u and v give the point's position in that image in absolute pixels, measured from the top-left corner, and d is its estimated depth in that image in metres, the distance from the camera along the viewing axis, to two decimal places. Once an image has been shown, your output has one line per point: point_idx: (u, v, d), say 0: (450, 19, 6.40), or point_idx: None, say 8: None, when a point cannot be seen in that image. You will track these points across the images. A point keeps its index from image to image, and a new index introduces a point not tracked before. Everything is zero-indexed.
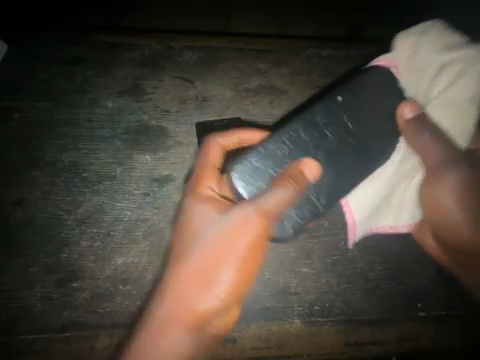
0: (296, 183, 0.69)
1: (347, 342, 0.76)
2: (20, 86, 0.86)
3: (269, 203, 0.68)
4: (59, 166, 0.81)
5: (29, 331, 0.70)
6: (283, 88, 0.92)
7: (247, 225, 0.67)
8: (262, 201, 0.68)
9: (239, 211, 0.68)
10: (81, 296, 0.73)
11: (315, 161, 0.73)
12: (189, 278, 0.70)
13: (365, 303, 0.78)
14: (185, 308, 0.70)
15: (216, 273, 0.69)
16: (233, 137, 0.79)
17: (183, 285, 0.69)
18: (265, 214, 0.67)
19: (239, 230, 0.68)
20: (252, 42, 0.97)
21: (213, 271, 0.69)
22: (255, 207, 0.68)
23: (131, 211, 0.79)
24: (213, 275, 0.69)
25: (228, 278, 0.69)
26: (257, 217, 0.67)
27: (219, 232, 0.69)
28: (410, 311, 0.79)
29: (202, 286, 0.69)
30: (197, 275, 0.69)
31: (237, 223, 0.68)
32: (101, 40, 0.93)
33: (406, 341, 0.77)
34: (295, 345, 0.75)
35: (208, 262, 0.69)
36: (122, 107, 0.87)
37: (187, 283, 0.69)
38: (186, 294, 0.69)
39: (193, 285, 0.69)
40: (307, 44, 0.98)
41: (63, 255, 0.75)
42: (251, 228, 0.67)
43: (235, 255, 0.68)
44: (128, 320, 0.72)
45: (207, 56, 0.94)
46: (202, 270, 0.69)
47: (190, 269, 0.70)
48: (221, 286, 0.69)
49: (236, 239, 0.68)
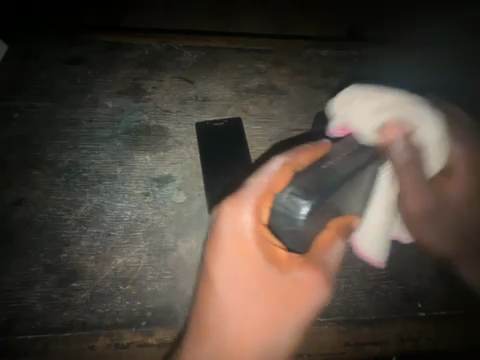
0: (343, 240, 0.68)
1: (347, 342, 0.76)
2: (20, 86, 0.86)
3: (328, 258, 0.65)
4: (59, 166, 0.81)
5: (29, 331, 0.70)
6: (282, 88, 0.93)
7: (312, 287, 0.60)
8: (325, 257, 0.64)
9: (307, 270, 0.60)
10: (81, 296, 0.73)
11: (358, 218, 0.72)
12: (238, 336, 0.58)
13: (365, 303, 0.79)
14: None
15: (269, 336, 0.59)
16: (306, 154, 0.63)
17: (233, 340, 0.58)
18: (326, 273, 0.62)
19: (302, 289, 0.60)
20: (251, 42, 0.97)
21: (267, 334, 0.59)
22: (316, 260, 0.62)
23: (131, 211, 0.79)
24: (266, 336, 0.59)
25: (283, 339, 0.60)
26: (317, 277, 0.60)
27: (282, 287, 0.59)
28: (410, 311, 0.79)
29: (249, 348, 0.59)
30: (247, 335, 0.58)
31: (303, 283, 0.59)
32: (100, 41, 0.93)
33: (406, 341, 0.77)
34: (294, 345, 0.74)
35: (260, 325, 0.58)
36: (122, 106, 0.87)
37: (235, 341, 0.58)
38: (233, 347, 0.58)
39: (239, 345, 0.58)
40: (308, 44, 0.98)
41: (63, 255, 0.75)
42: (312, 288, 0.60)
43: (292, 318, 0.60)
44: (128, 320, 0.72)
45: (207, 57, 0.94)
46: (255, 330, 0.58)
47: (244, 320, 0.58)
48: (274, 348, 0.60)
49: (297, 300, 0.60)
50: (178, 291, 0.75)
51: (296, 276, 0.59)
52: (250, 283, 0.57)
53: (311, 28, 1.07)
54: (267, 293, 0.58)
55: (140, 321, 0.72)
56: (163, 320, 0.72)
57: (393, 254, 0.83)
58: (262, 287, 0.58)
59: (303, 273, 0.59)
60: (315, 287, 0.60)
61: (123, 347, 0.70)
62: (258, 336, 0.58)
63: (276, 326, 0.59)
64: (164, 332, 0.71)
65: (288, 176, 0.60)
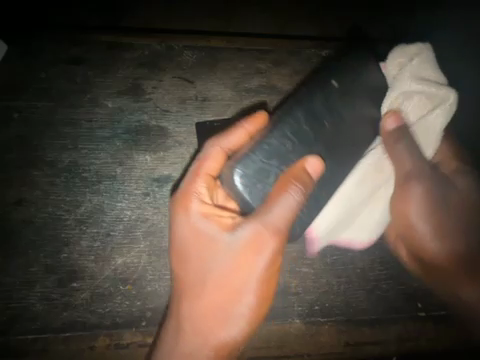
0: (299, 190, 0.60)
1: (347, 342, 0.77)
2: (20, 86, 0.86)
3: (277, 217, 0.60)
4: (59, 166, 0.81)
5: (29, 331, 0.70)
6: (282, 88, 0.93)
7: (263, 242, 0.61)
8: (269, 215, 0.60)
9: (251, 227, 0.61)
10: (81, 296, 0.73)
11: (317, 158, 0.63)
12: (207, 298, 0.65)
13: (365, 303, 0.79)
14: (207, 321, 0.66)
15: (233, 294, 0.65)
16: (240, 135, 0.72)
17: (199, 304, 0.66)
18: (277, 230, 0.60)
19: (248, 246, 0.62)
20: (252, 42, 0.97)
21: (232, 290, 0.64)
22: (266, 217, 0.60)
23: (131, 211, 0.79)
24: (231, 296, 0.64)
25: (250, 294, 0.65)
26: (263, 230, 0.60)
27: (232, 249, 0.63)
28: (410, 311, 0.79)
29: (222, 305, 0.65)
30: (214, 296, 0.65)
31: (246, 239, 0.62)
32: (100, 41, 0.92)
33: (406, 341, 0.77)
34: (295, 346, 0.75)
35: (222, 282, 0.64)
36: (122, 106, 0.87)
37: (208, 302, 0.65)
38: (204, 310, 0.66)
39: (213, 306, 0.65)
40: (308, 44, 0.98)
41: (63, 255, 0.75)
42: (261, 242, 0.61)
43: (251, 272, 0.63)
44: (128, 320, 0.72)
45: (207, 57, 0.94)
46: (220, 292, 0.65)
47: (207, 285, 0.65)
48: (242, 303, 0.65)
49: (248, 256, 0.62)
50: None
51: (243, 235, 0.62)
52: (197, 247, 0.66)
53: (312, 28, 1.07)
54: (216, 256, 0.64)
55: (140, 320, 0.73)
56: (163, 319, 0.73)
57: (393, 254, 0.83)
58: (212, 249, 0.64)
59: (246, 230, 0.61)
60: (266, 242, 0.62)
61: (123, 347, 0.71)
62: (223, 295, 0.65)
63: (238, 284, 0.64)
64: (165, 331, 0.72)
65: (220, 161, 0.69)
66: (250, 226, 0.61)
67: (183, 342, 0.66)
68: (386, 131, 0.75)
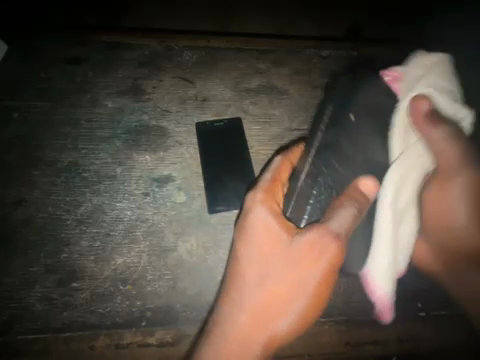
0: (356, 205, 0.64)
1: (347, 342, 0.77)
2: (19, 86, 0.86)
3: (338, 224, 0.64)
4: (59, 166, 0.81)
5: (29, 331, 0.70)
6: (282, 88, 0.93)
7: (323, 247, 0.63)
8: (333, 222, 0.64)
9: (314, 231, 0.63)
10: (81, 296, 0.73)
11: (371, 178, 0.67)
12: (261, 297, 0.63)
13: (365, 303, 0.79)
14: (269, 311, 0.63)
15: (286, 303, 0.64)
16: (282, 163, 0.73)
17: (257, 297, 0.64)
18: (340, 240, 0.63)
19: (314, 257, 0.63)
20: (252, 42, 0.97)
21: (284, 298, 0.64)
22: (338, 230, 0.63)
23: (132, 211, 0.79)
24: (294, 291, 0.63)
25: (297, 307, 0.64)
26: (331, 241, 0.63)
27: (297, 249, 0.63)
28: (410, 311, 0.79)
29: (272, 313, 0.64)
30: (264, 304, 0.64)
31: (314, 243, 0.63)
32: (100, 40, 0.92)
33: (406, 341, 0.77)
34: (295, 346, 0.76)
35: (280, 296, 0.64)
36: (122, 106, 0.87)
37: (260, 310, 0.64)
38: (262, 300, 0.63)
39: (262, 309, 0.63)
40: (307, 44, 0.98)
41: (63, 255, 0.76)
42: (332, 265, 0.63)
43: (306, 285, 0.63)
44: (127, 320, 0.72)
45: (207, 57, 0.94)
46: (274, 299, 0.64)
47: (271, 276, 0.64)
48: (289, 313, 0.64)
49: (310, 260, 0.63)
50: (178, 291, 0.75)
51: (318, 238, 0.63)
52: (267, 248, 0.64)
53: (312, 30, 1.07)
54: (281, 262, 0.64)
55: (140, 320, 0.72)
56: (163, 320, 0.73)
57: None
58: (285, 255, 0.64)
59: (314, 234, 0.63)
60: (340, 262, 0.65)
61: (123, 347, 0.70)
62: (275, 303, 0.64)
63: (300, 280, 0.63)
64: (165, 332, 0.71)
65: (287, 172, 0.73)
66: (325, 235, 0.63)
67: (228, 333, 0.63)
68: (421, 114, 0.71)
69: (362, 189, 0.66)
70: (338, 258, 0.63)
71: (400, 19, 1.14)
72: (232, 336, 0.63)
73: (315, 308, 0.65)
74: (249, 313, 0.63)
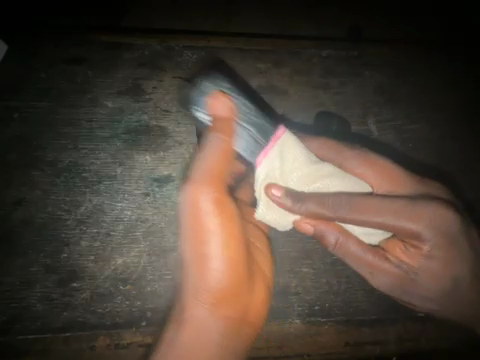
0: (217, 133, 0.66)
1: (347, 342, 0.79)
2: (19, 86, 0.85)
3: (203, 167, 0.64)
4: (59, 167, 0.81)
5: (29, 331, 0.71)
6: (283, 88, 0.92)
7: (203, 198, 0.61)
8: (194, 174, 0.63)
9: (190, 190, 0.62)
10: (81, 296, 0.74)
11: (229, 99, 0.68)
12: (189, 275, 0.62)
13: (364, 303, 0.81)
14: (199, 286, 0.61)
15: (204, 251, 0.61)
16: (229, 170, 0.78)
17: (186, 283, 0.63)
18: (208, 178, 0.62)
19: (198, 211, 0.61)
20: (252, 41, 0.95)
21: (197, 250, 0.61)
22: (198, 175, 0.63)
23: (131, 211, 0.79)
24: (203, 248, 0.61)
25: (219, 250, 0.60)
26: (205, 185, 0.62)
27: (184, 216, 0.62)
28: (410, 312, 0.82)
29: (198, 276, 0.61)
30: (192, 270, 0.62)
31: (190, 202, 0.61)
32: (100, 40, 0.91)
33: (406, 341, 0.80)
34: (295, 346, 0.77)
35: (197, 255, 0.61)
36: (122, 106, 0.86)
37: (193, 276, 0.62)
38: (191, 277, 0.62)
39: (200, 277, 0.61)
40: (307, 44, 0.96)
41: (63, 255, 0.76)
42: (221, 196, 0.62)
43: (208, 230, 0.60)
44: (127, 321, 0.74)
45: (207, 57, 0.93)
46: (197, 259, 0.61)
47: (185, 254, 0.63)
48: (211, 256, 0.60)
49: (200, 209, 0.61)
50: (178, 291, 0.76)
51: (191, 197, 0.61)
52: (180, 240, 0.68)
53: (311, 27, 1.05)
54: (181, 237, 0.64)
55: (141, 320, 0.74)
56: (163, 319, 0.74)
57: None
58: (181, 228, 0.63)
59: (188, 194, 0.61)
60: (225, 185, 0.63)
61: (123, 347, 0.72)
62: (197, 261, 0.61)
63: (205, 240, 0.60)
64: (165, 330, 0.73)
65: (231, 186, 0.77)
66: (191, 190, 0.61)
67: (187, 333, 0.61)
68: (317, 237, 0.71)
69: (219, 113, 0.68)
70: (219, 187, 0.62)
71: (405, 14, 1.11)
72: (201, 334, 0.62)
73: (235, 235, 0.61)
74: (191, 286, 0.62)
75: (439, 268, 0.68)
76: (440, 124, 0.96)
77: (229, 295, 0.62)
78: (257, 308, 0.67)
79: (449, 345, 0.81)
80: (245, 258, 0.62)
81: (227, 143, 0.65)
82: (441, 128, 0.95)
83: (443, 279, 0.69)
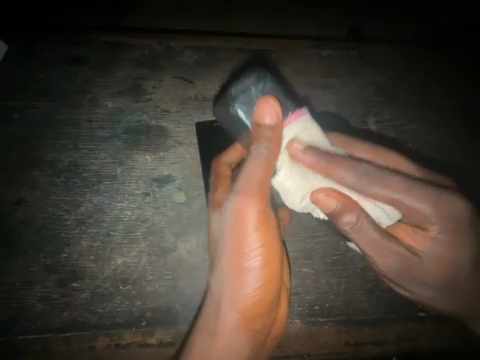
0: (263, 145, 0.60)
1: (347, 342, 0.80)
2: (19, 86, 0.85)
3: (254, 177, 0.61)
4: (59, 167, 0.81)
5: (29, 331, 0.72)
6: (283, 88, 0.92)
7: (249, 213, 0.62)
8: (237, 186, 0.63)
9: (239, 200, 0.63)
10: (81, 296, 0.75)
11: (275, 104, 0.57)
12: (226, 285, 0.66)
13: (364, 303, 0.80)
14: (232, 297, 0.65)
15: (241, 271, 0.64)
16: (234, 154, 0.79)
17: (219, 290, 0.67)
18: (258, 193, 0.62)
19: (242, 224, 0.63)
20: (252, 41, 0.95)
21: (236, 268, 0.64)
22: (246, 185, 0.62)
23: (131, 211, 0.79)
24: (237, 259, 0.64)
25: (254, 262, 0.64)
26: (252, 198, 0.62)
27: (227, 228, 0.64)
28: (411, 312, 0.81)
29: (234, 288, 0.65)
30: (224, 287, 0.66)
31: (235, 214, 0.63)
32: (99, 41, 0.90)
33: (405, 341, 0.81)
34: (295, 345, 0.78)
35: (234, 267, 0.64)
36: (122, 106, 0.86)
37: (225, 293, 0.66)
38: (228, 289, 0.66)
39: (236, 287, 0.65)
40: (308, 43, 0.96)
41: (63, 255, 0.76)
42: (264, 207, 0.63)
43: (248, 248, 0.63)
44: (127, 321, 0.75)
45: (207, 57, 0.93)
46: (231, 277, 0.65)
47: (220, 265, 0.66)
48: (251, 274, 0.64)
49: (244, 219, 0.62)
50: (178, 291, 0.77)
51: (237, 205, 0.63)
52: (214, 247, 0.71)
53: (310, 28, 1.05)
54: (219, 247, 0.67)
55: (140, 321, 0.75)
56: (163, 319, 0.76)
57: None
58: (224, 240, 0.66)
59: (235, 204, 0.63)
60: (268, 198, 0.63)
61: (123, 347, 0.74)
62: (233, 274, 0.65)
63: (242, 252, 0.64)
64: (164, 331, 0.75)
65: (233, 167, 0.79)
66: (241, 199, 0.62)
67: (218, 337, 0.67)
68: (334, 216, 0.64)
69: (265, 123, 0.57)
70: (264, 199, 0.62)
71: (406, 13, 1.10)
72: (230, 339, 0.67)
73: (274, 249, 0.64)
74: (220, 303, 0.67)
75: (446, 255, 0.68)
76: (442, 127, 0.96)
77: (254, 314, 0.66)
78: (276, 325, 0.72)
79: (447, 345, 0.82)
80: (277, 273, 0.65)
81: (271, 159, 0.60)
82: (439, 129, 0.96)
83: (445, 268, 0.70)
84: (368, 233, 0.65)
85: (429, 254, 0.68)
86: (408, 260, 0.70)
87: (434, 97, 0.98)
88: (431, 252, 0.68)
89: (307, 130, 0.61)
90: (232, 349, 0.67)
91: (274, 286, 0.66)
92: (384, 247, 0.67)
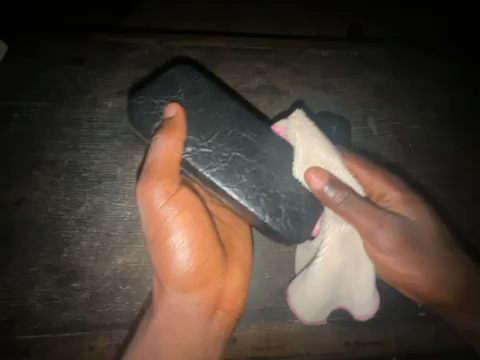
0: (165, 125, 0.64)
1: (347, 342, 0.80)
2: (19, 86, 0.85)
3: (155, 151, 0.62)
4: (59, 167, 0.81)
5: (30, 331, 0.73)
6: (283, 89, 0.93)
7: (151, 193, 0.61)
8: (150, 157, 0.63)
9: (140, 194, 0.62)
10: (81, 296, 0.75)
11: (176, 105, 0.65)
12: (152, 256, 0.65)
13: None
14: (168, 281, 0.65)
15: (165, 244, 0.63)
16: None
17: (158, 261, 0.64)
18: (159, 170, 0.62)
19: (151, 203, 0.62)
20: (252, 41, 0.94)
21: (159, 254, 0.64)
22: (147, 167, 0.63)
23: (131, 211, 0.79)
24: (155, 238, 0.64)
25: (178, 234, 0.63)
26: (155, 176, 0.62)
27: (143, 208, 0.63)
28: (411, 312, 0.81)
29: (163, 260, 0.64)
30: (155, 264, 0.65)
31: (143, 197, 0.62)
32: (100, 40, 0.90)
33: (406, 341, 0.81)
34: (295, 346, 0.79)
35: (155, 234, 0.64)
36: (122, 106, 0.86)
37: (155, 271, 0.67)
38: (159, 267, 0.65)
39: (163, 256, 0.63)
40: (308, 43, 0.96)
41: (63, 255, 0.76)
42: (169, 184, 0.62)
43: (169, 222, 0.62)
44: (128, 320, 0.75)
45: (208, 57, 0.92)
46: (154, 255, 0.64)
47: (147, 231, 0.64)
48: (177, 251, 0.63)
49: (150, 200, 0.62)
50: None
51: (154, 189, 0.61)
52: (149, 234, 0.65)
53: (310, 30, 1.05)
54: (146, 229, 0.65)
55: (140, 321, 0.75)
56: None
57: None
58: (150, 215, 0.63)
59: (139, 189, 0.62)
60: (181, 166, 0.64)
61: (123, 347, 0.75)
62: (165, 250, 0.63)
63: (165, 227, 0.62)
64: None
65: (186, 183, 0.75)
66: (143, 182, 0.62)
67: (163, 320, 0.67)
68: (317, 188, 0.64)
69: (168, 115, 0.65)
70: (166, 174, 0.62)
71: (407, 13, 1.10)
72: (183, 325, 0.67)
73: (196, 221, 0.64)
74: (165, 299, 0.67)
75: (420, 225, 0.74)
76: (437, 128, 0.97)
77: (210, 286, 0.66)
78: (235, 309, 0.70)
79: (448, 345, 0.82)
80: (210, 241, 0.65)
81: (170, 134, 0.62)
82: (436, 131, 0.97)
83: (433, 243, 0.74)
84: (369, 208, 0.66)
85: (412, 225, 0.73)
86: (402, 244, 0.70)
87: (432, 98, 0.98)
88: (412, 225, 0.73)
89: (299, 124, 0.68)
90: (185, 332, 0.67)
91: (208, 262, 0.65)
92: (383, 220, 0.68)
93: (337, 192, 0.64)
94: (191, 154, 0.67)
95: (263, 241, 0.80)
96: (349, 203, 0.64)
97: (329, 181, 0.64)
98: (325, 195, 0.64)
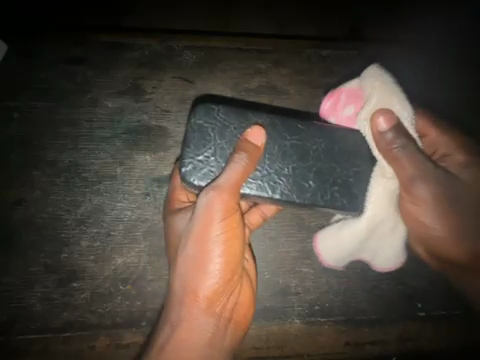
0: (244, 154, 0.62)
1: (347, 342, 0.80)
2: (19, 86, 0.85)
3: (226, 178, 0.61)
4: (59, 167, 0.81)
5: (29, 331, 0.73)
6: (283, 88, 0.92)
7: (214, 212, 0.61)
8: (218, 180, 0.61)
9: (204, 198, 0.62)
10: (81, 296, 0.75)
11: (261, 130, 0.64)
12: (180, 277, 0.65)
13: (364, 304, 0.80)
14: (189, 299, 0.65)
15: (205, 257, 0.63)
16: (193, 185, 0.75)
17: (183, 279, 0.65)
18: (227, 191, 0.61)
19: (210, 217, 0.62)
20: (253, 41, 0.94)
21: (197, 274, 0.64)
22: (223, 184, 0.61)
23: (131, 211, 0.79)
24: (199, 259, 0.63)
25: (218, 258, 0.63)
26: (218, 196, 0.61)
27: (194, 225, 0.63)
28: (410, 311, 0.81)
29: (193, 276, 0.64)
30: (185, 280, 0.64)
31: (205, 208, 0.61)
32: (99, 40, 0.90)
33: (406, 341, 0.81)
34: (295, 345, 0.78)
35: (195, 259, 0.63)
36: (122, 106, 0.86)
37: (183, 281, 0.65)
38: (185, 286, 0.65)
39: (192, 278, 0.64)
40: (308, 43, 0.96)
41: (63, 255, 0.76)
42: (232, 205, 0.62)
43: (213, 236, 0.62)
44: (127, 320, 0.75)
45: (207, 57, 0.92)
46: (188, 269, 0.64)
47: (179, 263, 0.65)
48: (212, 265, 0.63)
49: (210, 223, 0.62)
50: None
51: (207, 203, 0.61)
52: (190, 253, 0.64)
53: (310, 31, 1.05)
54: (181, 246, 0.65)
55: (140, 321, 0.75)
56: None
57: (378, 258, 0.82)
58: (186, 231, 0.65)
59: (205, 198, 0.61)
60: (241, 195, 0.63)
61: (123, 347, 0.74)
62: (194, 270, 0.64)
63: (208, 250, 0.63)
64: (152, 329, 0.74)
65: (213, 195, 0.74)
66: (215, 193, 0.61)
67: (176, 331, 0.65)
68: (375, 130, 0.66)
69: (252, 141, 0.63)
70: (232, 198, 0.61)
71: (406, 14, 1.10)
72: (192, 337, 0.65)
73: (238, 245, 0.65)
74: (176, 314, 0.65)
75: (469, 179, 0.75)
76: None
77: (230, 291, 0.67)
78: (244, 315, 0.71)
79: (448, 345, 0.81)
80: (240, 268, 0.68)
81: (251, 163, 0.61)
82: None
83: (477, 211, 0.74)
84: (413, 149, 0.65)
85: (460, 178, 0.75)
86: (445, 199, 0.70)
87: (436, 98, 0.95)
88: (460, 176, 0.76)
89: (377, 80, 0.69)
90: (193, 344, 0.65)
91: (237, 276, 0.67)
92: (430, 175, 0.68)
93: (391, 132, 0.65)
94: (192, 165, 0.66)
95: (263, 241, 0.81)
96: (403, 149, 0.65)
97: (392, 127, 0.65)
98: (380, 144, 0.66)
